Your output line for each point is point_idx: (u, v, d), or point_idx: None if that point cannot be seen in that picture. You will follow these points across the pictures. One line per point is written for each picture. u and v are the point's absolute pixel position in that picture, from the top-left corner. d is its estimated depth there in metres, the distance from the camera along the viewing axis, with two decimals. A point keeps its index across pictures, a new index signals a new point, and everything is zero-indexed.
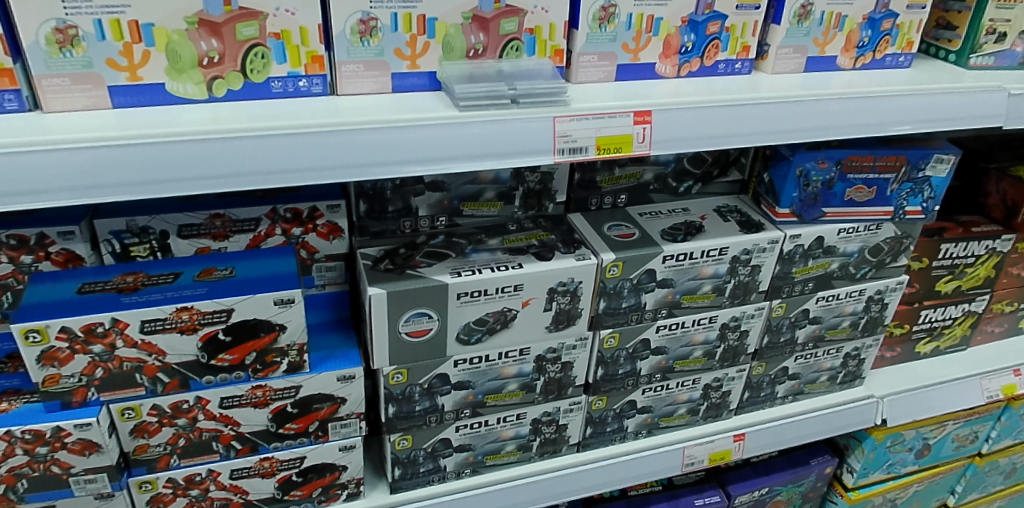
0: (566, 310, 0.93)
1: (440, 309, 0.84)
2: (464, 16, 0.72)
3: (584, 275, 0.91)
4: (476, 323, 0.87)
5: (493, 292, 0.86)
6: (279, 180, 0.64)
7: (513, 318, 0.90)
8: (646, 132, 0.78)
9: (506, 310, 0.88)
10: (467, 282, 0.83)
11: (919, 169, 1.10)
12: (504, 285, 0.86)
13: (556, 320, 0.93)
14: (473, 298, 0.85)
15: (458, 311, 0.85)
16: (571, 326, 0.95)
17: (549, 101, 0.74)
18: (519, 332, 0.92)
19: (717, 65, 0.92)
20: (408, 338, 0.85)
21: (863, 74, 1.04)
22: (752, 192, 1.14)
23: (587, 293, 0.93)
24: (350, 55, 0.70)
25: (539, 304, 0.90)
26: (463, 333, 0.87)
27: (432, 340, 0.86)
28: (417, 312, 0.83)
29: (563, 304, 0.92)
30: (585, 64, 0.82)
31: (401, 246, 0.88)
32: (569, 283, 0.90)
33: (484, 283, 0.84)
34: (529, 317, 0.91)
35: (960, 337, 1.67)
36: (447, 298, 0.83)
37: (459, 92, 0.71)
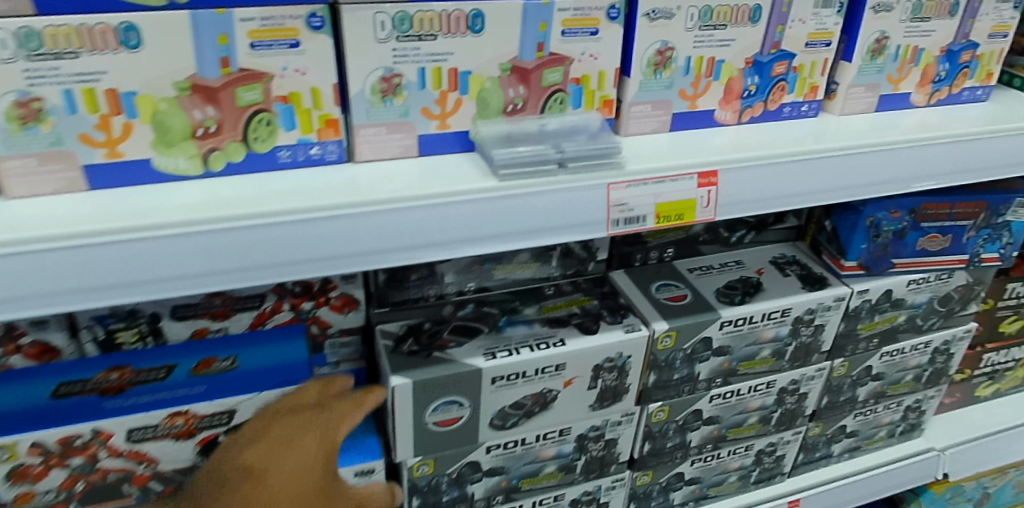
0: (612, 387, 0.83)
1: (473, 394, 0.74)
2: (503, 67, 0.62)
3: (634, 348, 0.80)
4: (513, 407, 0.77)
5: (533, 374, 0.75)
6: (291, 271, 0.54)
7: (554, 399, 0.79)
8: (711, 196, 0.68)
9: (546, 391, 0.78)
10: (503, 365, 0.73)
11: (998, 214, 0.99)
12: (545, 365, 0.75)
13: (600, 397, 0.83)
14: (510, 382, 0.75)
15: (493, 397, 0.75)
16: (617, 402, 0.85)
17: (600, 165, 0.63)
18: (560, 412, 0.81)
19: (782, 109, 0.81)
20: (435, 427, 0.74)
21: (941, 112, 0.92)
22: (811, 239, 1.03)
23: (636, 368, 0.83)
24: (370, 118, 0.60)
25: (583, 383, 0.80)
26: (498, 419, 0.77)
27: (463, 428, 0.76)
28: (447, 399, 0.73)
29: (609, 380, 0.81)
30: (637, 114, 0.71)
31: (426, 321, 0.78)
32: (617, 358, 0.80)
33: (523, 364, 0.74)
34: (572, 397, 0.80)
35: (1022, 378, 1.53)
36: (481, 383, 0.73)
37: (499, 157, 0.60)
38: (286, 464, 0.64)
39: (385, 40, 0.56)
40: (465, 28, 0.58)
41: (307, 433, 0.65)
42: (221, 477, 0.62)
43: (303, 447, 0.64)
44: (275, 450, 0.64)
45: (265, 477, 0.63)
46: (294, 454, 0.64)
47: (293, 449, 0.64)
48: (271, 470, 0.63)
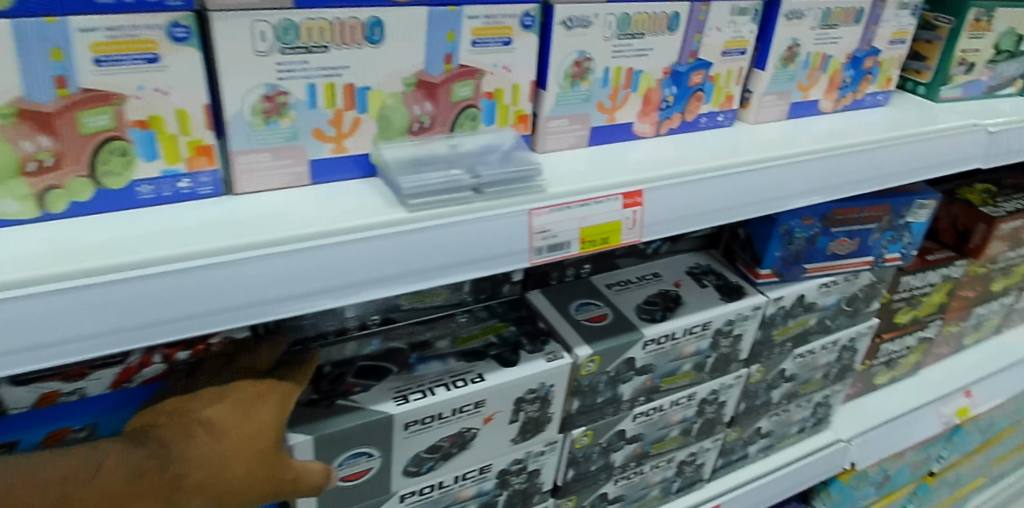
0: (534, 419, 0.78)
1: (383, 444, 0.67)
2: (406, 82, 0.55)
3: (556, 378, 0.75)
4: (428, 452, 0.70)
5: (449, 415, 0.69)
6: (157, 334, 0.44)
7: (473, 438, 0.73)
8: (637, 216, 0.63)
9: (464, 431, 0.72)
10: (416, 410, 0.66)
11: (901, 216, 1.01)
12: (462, 405, 0.70)
13: (522, 431, 0.78)
14: (424, 426, 0.68)
15: (406, 444, 0.68)
16: (539, 433, 0.80)
17: (519, 189, 0.57)
18: (480, 450, 0.75)
19: (699, 119, 0.78)
20: (343, 482, 0.68)
21: (847, 118, 0.93)
22: (725, 246, 1.01)
23: (559, 396, 0.78)
24: (252, 143, 0.51)
25: (503, 418, 0.74)
26: (412, 465, 0.71)
27: (373, 478, 0.69)
28: (354, 452, 0.66)
29: (531, 413, 0.76)
30: (554, 129, 0.66)
31: (327, 362, 0.70)
32: (539, 390, 0.75)
33: (438, 406, 0.68)
34: (492, 434, 0.75)
35: (913, 363, 1.61)
36: (392, 431, 0.66)
37: (407, 185, 0.53)
38: (245, 421, 0.58)
39: (266, 53, 0.48)
40: (362, 38, 0.51)
41: (273, 393, 0.60)
42: (177, 424, 0.57)
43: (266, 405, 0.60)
44: (238, 409, 0.58)
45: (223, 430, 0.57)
46: (255, 411, 0.59)
47: (255, 405, 0.59)
48: (229, 423, 0.58)
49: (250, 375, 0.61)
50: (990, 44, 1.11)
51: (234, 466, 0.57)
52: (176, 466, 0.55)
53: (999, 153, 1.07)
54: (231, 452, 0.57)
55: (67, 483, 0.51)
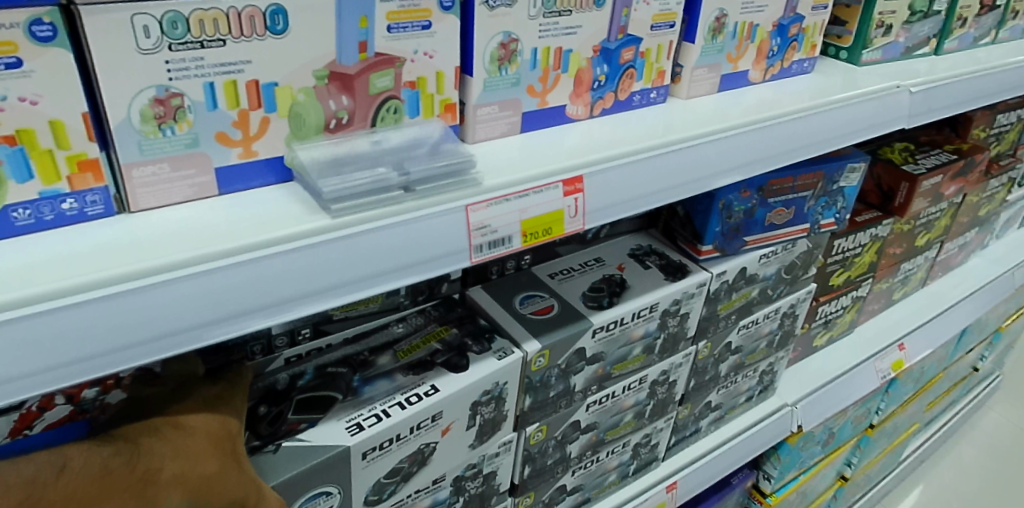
0: (491, 425, 0.75)
1: (342, 478, 0.63)
2: (318, 76, 0.50)
3: (510, 376, 0.73)
4: (388, 477, 0.67)
5: (409, 436, 0.66)
6: (48, 381, 0.39)
7: (431, 454, 0.70)
8: (578, 203, 0.61)
9: (423, 449, 0.69)
10: (372, 436, 0.63)
11: (834, 181, 1.02)
12: (421, 422, 0.66)
13: (480, 438, 0.75)
14: (382, 452, 0.65)
15: (365, 473, 0.64)
16: (496, 436, 0.77)
17: (452, 184, 0.53)
18: (438, 464, 0.72)
19: (632, 97, 0.76)
20: None
21: (776, 87, 0.92)
22: (663, 225, 0.99)
23: (512, 394, 0.75)
24: (145, 154, 0.45)
25: (461, 429, 0.71)
26: (371, 495, 0.67)
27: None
28: (312, 494, 0.61)
29: (488, 419, 0.74)
30: (484, 117, 0.62)
31: (260, 402, 0.64)
32: (495, 390, 0.72)
33: (396, 429, 0.64)
34: (450, 448, 0.72)
35: (848, 322, 1.65)
36: (351, 463, 0.62)
37: (329, 189, 0.48)
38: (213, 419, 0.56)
39: (153, 50, 0.42)
40: (264, 29, 0.46)
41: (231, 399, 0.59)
42: (142, 424, 0.53)
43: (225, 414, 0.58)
44: (201, 409, 0.56)
45: (193, 427, 0.54)
46: (220, 412, 0.57)
47: (217, 406, 0.57)
48: (199, 422, 0.55)
49: (201, 381, 0.60)
50: (904, 6, 1.13)
51: (209, 463, 0.52)
52: (147, 460, 0.50)
53: (922, 112, 1.08)
54: (205, 447, 0.53)
55: (30, 487, 0.44)
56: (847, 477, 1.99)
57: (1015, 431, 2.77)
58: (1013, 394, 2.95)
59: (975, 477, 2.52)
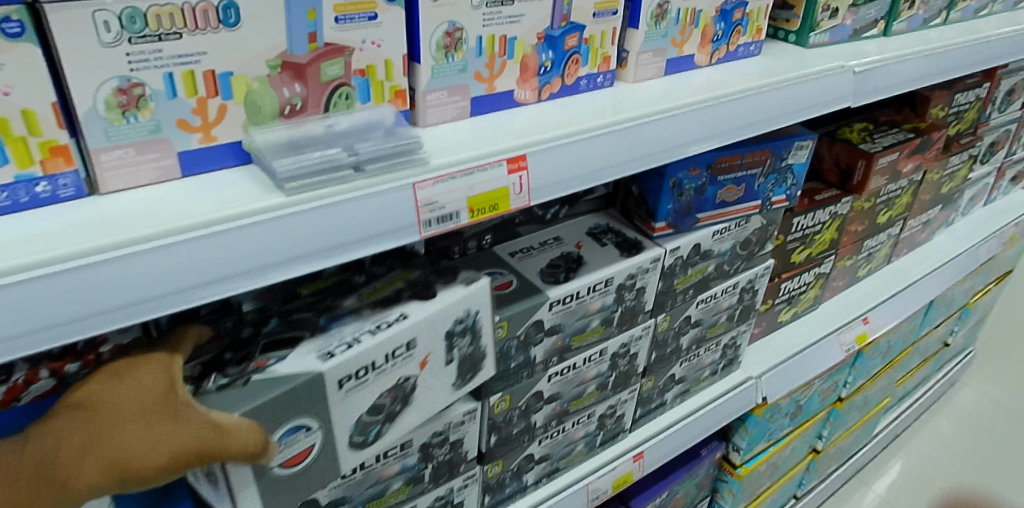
0: (471, 361, 0.79)
1: (324, 410, 0.66)
2: (271, 65, 0.54)
3: (480, 302, 0.77)
4: (371, 414, 0.71)
5: (383, 366, 0.69)
6: (28, 344, 0.43)
7: (413, 391, 0.74)
8: (523, 181, 0.65)
9: (401, 384, 0.72)
10: (343, 365, 0.65)
11: (782, 158, 1.07)
12: (396, 351, 0.70)
13: (461, 375, 0.79)
14: (359, 385, 0.68)
15: (347, 406, 0.68)
16: (478, 373, 0.81)
17: (402, 163, 0.58)
18: (421, 404, 0.76)
19: (579, 82, 0.80)
20: (285, 465, 0.66)
21: (722, 70, 0.97)
22: (621, 206, 1.04)
23: (488, 327, 0.79)
24: (111, 140, 0.49)
25: (438, 360, 0.75)
26: (357, 435, 0.71)
27: (319, 456, 0.69)
28: (292, 427, 0.64)
29: (465, 352, 0.78)
30: (434, 102, 0.67)
31: (226, 350, 0.66)
32: (468, 320, 0.76)
33: (370, 358, 0.67)
34: (430, 382, 0.76)
35: (813, 298, 1.71)
36: (327, 394, 0.65)
37: (283, 169, 0.52)
38: (127, 386, 0.56)
39: (114, 44, 0.46)
40: (217, 22, 0.50)
41: (150, 359, 0.59)
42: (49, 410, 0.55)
43: (154, 364, 0.59)
44: (110, 380, 0.57)
45: (102, 401, 0.55)
46: (136, 377, 0.57)
47: (131, 372, 0.57)
48: (112, 392, 0.56)
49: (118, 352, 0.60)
50: None
51: (128, 429, 0.55)
52: (46, 444, 0.53)
53: (867, 91, 1.13)
54: (121, 416, 0.55)
55: None
56: (819, 450, 2.06)
57: (986, 403, 2.85)
58: (984, 368, 3.03)
59: (945, 449, 2.60)
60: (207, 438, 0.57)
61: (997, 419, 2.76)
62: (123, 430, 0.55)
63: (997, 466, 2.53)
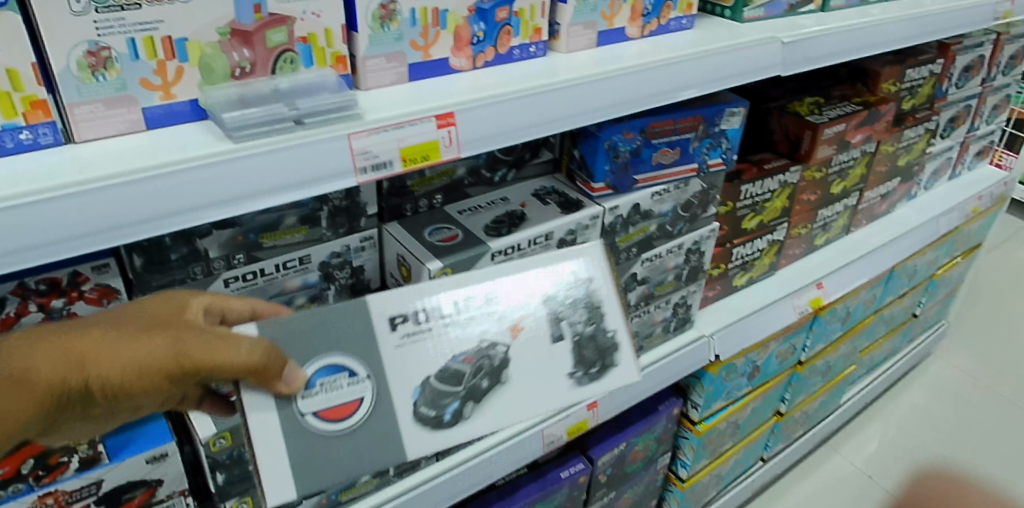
0: (592, 345, 0.75)
1: (376, 353, 0.68)
2: (221, 32, 0.63)
3: (591, 269, 0.76)
4: (444, 380, 0.69)
5: (456, 317, 0.71)
6: (17, 260, 0.52)
7: (506, 367, 0.71)
8: (452, 134, 0.74)
9: (484, 349, 0.70)
10: (392, 300, 0.70)
11: (714, 124, 1.16)
12: (477, 303, 0.72)
13: (580, 364, 0.75)
14: (421, 333, 0.70)
15: (405, 355, 0.69)
16: (608, 367, 0.75)
17: (340, 117, 0.67)
18: (524, 384, 0.72)
19: (512, 51, 0.89)
20: (323, 420, 0.66)
21: (653, 41, 1.05)
22: (566, 170, 1.13)
23: (604, 301, 0.76)
24: (83, 96, 0.58)
25: (538, 328, 0.74)
26: (427, 404, 0.69)
27: (371, 414, 0.68)
28: (330, 360, 0.67)
29: (580, 331, 0.75)
30: (373, 67, 0.76)
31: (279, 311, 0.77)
32: (574, 287, 0.75)
33: (433, 300, 0.71)
34: (535, 358, 0.73)
35: (768, 264, 1.81)
36: (378, 332, 0.69)
37: (231, 120, 0.61)
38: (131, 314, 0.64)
39: (82, 13, 0.55)
40: None
41: (166, 302, 0.67)
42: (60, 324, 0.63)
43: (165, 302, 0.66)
44: (120, 311, 0.64)
45: (103, 318, 0.63)
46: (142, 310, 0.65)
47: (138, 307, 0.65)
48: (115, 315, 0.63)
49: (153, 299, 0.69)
50: None
51: (111, 335, 0.60)
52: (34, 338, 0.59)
53: (798, 61, 1.21)
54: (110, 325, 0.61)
55: None
56: (784, 413, 2.16)
57: (960, 371, 2.91)
58: (957, 336, 3.09)
59: (922, 418, 2.66)
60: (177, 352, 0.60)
61: (972, 387, 2.82)
62: (108, 341, 0.60)
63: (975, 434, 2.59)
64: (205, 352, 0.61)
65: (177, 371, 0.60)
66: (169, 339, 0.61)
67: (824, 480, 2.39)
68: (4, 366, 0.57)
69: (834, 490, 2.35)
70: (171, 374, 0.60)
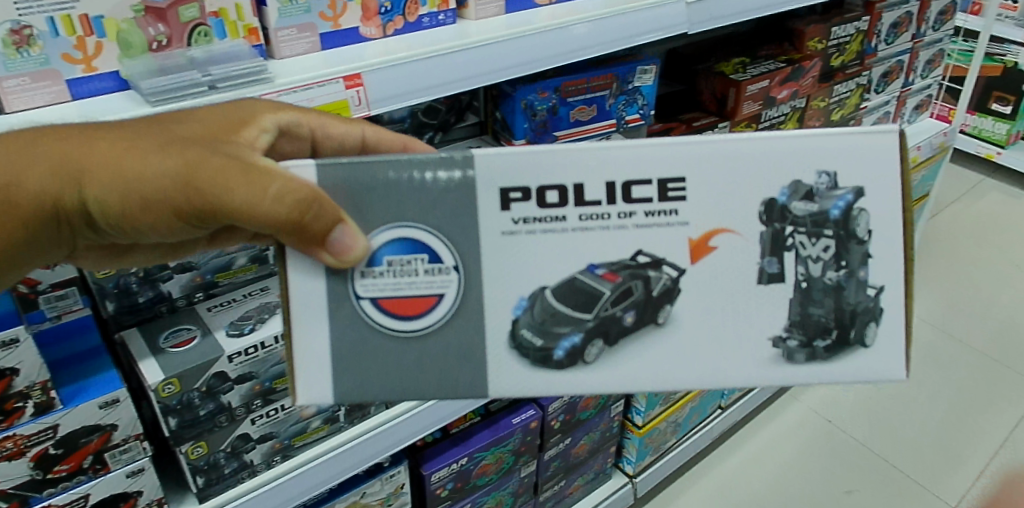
0: (830, 302, 0.68)
1: (483, 241, 0.65)
2: (135, 9, 0.72)
3: (861, 179, 0.66)
4: (562, 298, 0.66)
5: (607, 212, 0.64)
6: None
7: (655, 292, 0.66)
8: (361, 94, 0.82)
9: (634, 266, 0.65)
10: (515, 175, 0.64)
11: (629, 82, 1.23)
12: (647, 195, 0.65)
13: (798, 328, 0.68)
14: (546, 225, 0.65)
15: (516, 246, 0.65)
16: (807, 317, 0.68)
17: (250, 81, 0.76)
18: (689, 329, 0.68)
19: (421, 19, 0.96)
20: (398, 312, 0.66)
21: (562, 6, 1.12)
22: (491, 131, 1.22)
23: (853, 229, 0.66)
24: (11, 70, 0.68)
25: (732, 246, 0.66)
26: (530, 327, 0.66)
27: (456, 319, 0.67)
28: (412, 241, 0.65)
29: (814, 273, 0.67)
30: (285, 37, 0.84)
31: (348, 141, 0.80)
32: (827, 203, 0.65)
33: (574, 181, 0.64)
34: (719, 287, 0.67)
35: None
36: (488, 215, 0.65)
37: (146, 88, 0.72)
38: (160, 131, 0.65)
39: None
40: None
41: (210, 127, 0.66)
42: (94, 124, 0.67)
43: (209, 129, 0.66)
44: (154, 124, 0.66)
45: (132, 130, 0.65)
46: (177, 129, 0.66)
47: (173, 124, 0.66)
48: (143, 128, 0.66)
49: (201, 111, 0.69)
50: None
51: (129, 156, 0.64)
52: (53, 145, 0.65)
53: (705, 19, 1.27)
54: (132, 145, 0.64)
55: None
56: None
57: (949, 277, 2.65)
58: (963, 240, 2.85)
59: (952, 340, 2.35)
60: (187, 189, 0.63)
61: (972, 309, 2.48)
62: (118, 157, 0.64)
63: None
64: (223, 192, 0.61)
65: (192, 206, 0.63)
66: (186, 168, 0.63)
67: (805, 430, 2.08)
68: (10, 169, 0.65)
69: (825, 450, 2.01)
70: (187, 204, 0.63)
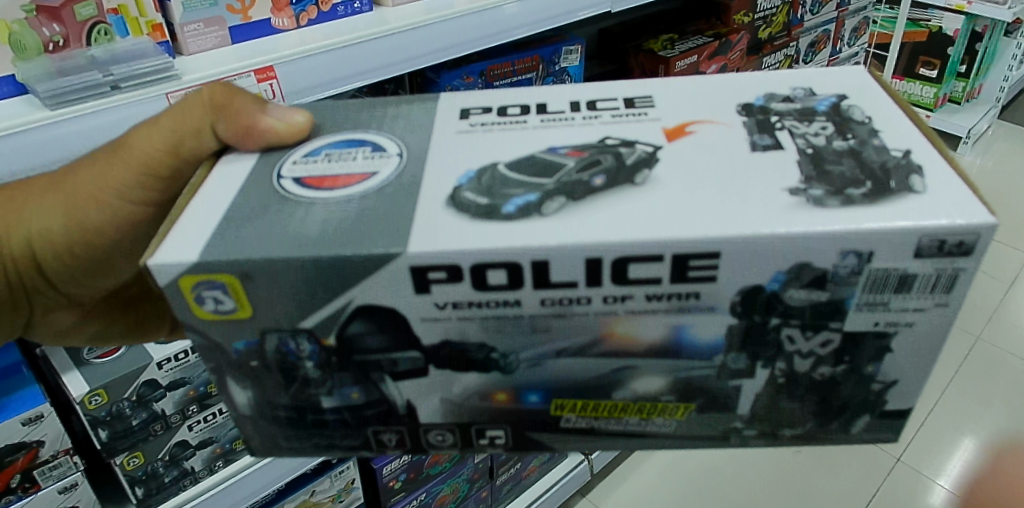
0: (850, 161, 0.52)
1: (437, 139, 0.58)
2: (26, 10, 0.71)
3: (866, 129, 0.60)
4: (517, 167, 0.53)
5: (570, 116, 0.59)
6: None
7: (638, 167, 0.52)
8: (274, 87, 0.81)
9: (602, 147, 0.55)
10: (474, 101, 0.62)
11: (554, 63, 1.24)
12: (612, 106, 0.61)
13: (819, 180, 0.50)
14: (500, 123, 0.59)
15: (472, 137, 0.57)
16: (849, 175, 0.51)
17: (156, 81, 0.75)
18: (674, 190, 0.51)
19: (335, 8, 0.94)
20: (307, 185, 0.53)
21: None
22: None
23: (851, 112, 0.58)
24: None
25: (719, 132, 0.56)
26: (475, 190, 0.51)
27: (381, 190, 0.52)
28: (354, 142, 0.58)
29: (818, 143, 0.54)
30: (192, 33, 0.83)
31: None
32: (809, 103, 0.59)
33: (536, 102, 0.62)
34: (711, 159, 0.53)
35: None
36: (446, 120, 0.60)
37: (44, 92, 0.69)
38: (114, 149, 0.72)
39: None
40: None
41: None
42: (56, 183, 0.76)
43: None
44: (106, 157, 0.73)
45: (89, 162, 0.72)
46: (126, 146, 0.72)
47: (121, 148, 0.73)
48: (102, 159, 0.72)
49: None
50: None
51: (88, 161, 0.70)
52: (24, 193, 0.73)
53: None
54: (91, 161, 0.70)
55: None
56: None
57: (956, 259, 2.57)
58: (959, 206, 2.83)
59: None
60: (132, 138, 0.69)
61: None
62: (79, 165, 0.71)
63: (988, 377, 2.13)
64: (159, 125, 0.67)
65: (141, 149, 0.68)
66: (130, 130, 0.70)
67: None
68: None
69: None
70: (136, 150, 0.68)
